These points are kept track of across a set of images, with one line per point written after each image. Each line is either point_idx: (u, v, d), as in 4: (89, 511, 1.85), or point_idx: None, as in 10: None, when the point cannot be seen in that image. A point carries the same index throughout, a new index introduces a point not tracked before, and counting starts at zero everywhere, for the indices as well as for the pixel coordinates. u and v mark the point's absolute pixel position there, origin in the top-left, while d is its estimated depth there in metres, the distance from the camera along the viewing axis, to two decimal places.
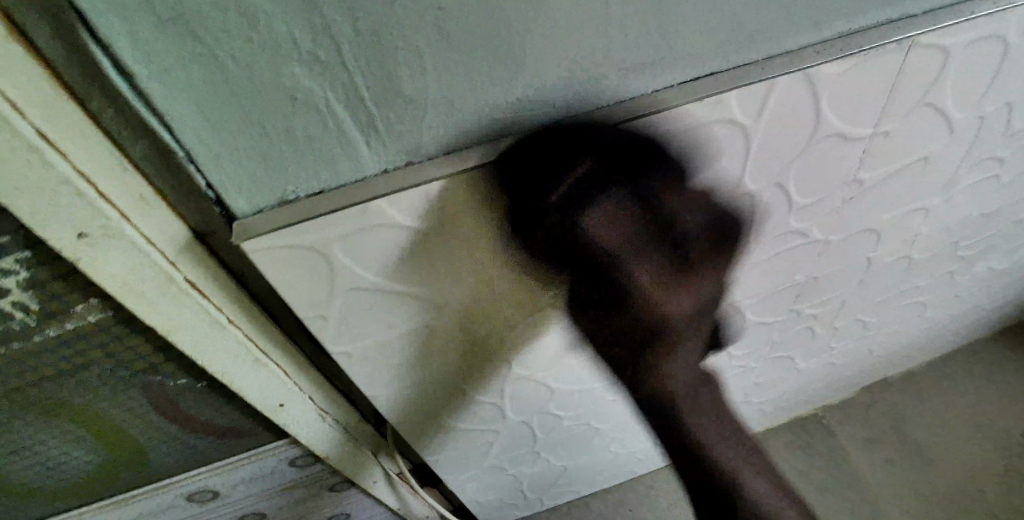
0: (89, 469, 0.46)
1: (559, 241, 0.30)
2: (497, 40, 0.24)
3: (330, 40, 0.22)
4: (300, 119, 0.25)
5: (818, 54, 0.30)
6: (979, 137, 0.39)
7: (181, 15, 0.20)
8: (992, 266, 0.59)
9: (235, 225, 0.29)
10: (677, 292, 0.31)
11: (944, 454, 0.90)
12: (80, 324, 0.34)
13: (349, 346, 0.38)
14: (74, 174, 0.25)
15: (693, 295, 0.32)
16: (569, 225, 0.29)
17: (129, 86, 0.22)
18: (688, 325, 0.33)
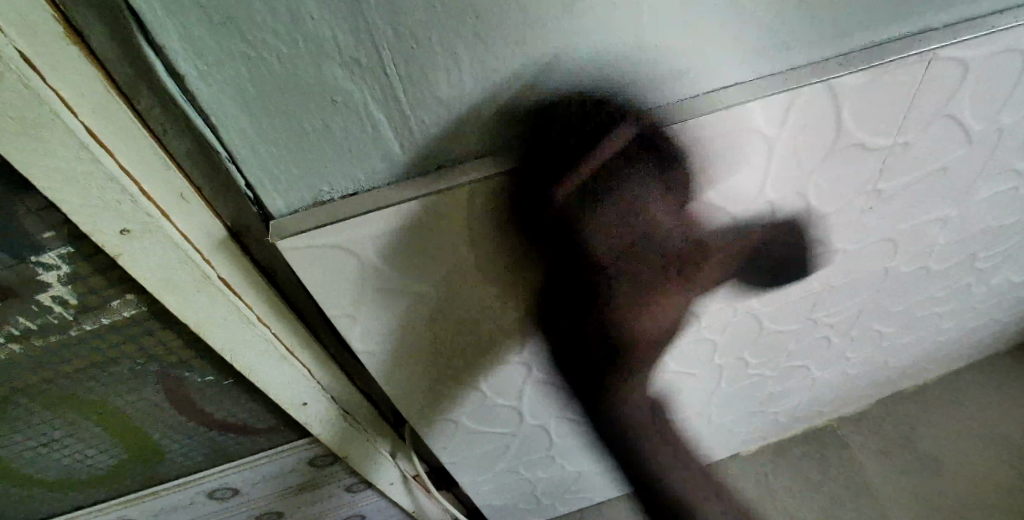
0: (113, 464, 0.47)
1: (561, 225, 0.32)
2: (530, 46, 0.25)
3: (371, 44, 0.23)
4: (339, 121, 0.26)
5: (840, 65, 0.30)
6: (997, 148, 0.39)
7: (233, 18, 0.21)
8: (1009, 278, 0.59)
9: (270, 224, 0.30)
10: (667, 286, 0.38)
11: (960, 467, 0.89)
12: (114, 319, 0.35)
13: (374, 346, 0.39)
14: (119, 171, 0.26)
15: (667, 303, 0.40)
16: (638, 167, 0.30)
17: (177, 87, 0.23)
18: (645, 352, 0.43)
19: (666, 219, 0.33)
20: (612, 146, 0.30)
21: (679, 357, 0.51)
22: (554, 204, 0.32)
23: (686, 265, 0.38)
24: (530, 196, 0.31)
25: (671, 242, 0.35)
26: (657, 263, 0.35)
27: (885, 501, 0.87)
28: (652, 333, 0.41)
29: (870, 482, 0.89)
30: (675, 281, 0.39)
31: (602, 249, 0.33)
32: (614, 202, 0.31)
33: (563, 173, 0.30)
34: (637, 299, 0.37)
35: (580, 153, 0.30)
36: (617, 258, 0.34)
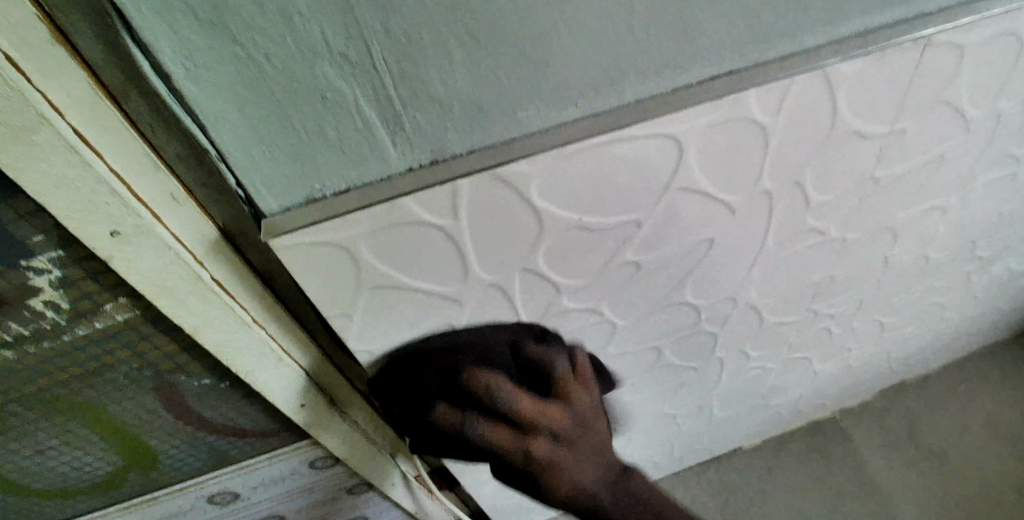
0: (112, 471, 0.46)
1: (450, 394, 0.39)
2: (522, 39, 0.25)
3: (362, 40, 0.23)
4: (330, 119, 0.26)
5: (835, 52, 0.30)
6: (995, 134, 0.39)
7: (220, 15, 0.21)
8: (1009, 267, 0.59)
9: (263, 224, 0.29)
10: (558, 417, 0.39)
11: (962, 457, 0.89)
12: (109, 323, 0.34)
13: (371, 345, 0.38)
14: (109, 174, 0.26)
15: (581, 410, 0.40)
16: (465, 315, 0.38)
17: (166, 86, 0.23)
18: (580, 447, 0.40)
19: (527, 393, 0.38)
20: (607, 136, 0.29)
21: (679, 352, 0.51)
22: (549, 198, 0.32)
23: (567, 386, 0.39)
24: (398, 383, 0.39)
25: (541, 368, 0.39)
26: (537, 404, 0.38)
27: (888, 494, 0.88)
28: (574, 430, 0.40)
29: (874, 475, 0.89)
30: (578, 402, 0.40)
31: (498, 403, 0.38)
32: (473, 379, 0.37)
33: (444, 358, 0.38)
34: (544, 413, 0.38)
35: (576, 144, 0.29)
36: (506, 391, 0.38)
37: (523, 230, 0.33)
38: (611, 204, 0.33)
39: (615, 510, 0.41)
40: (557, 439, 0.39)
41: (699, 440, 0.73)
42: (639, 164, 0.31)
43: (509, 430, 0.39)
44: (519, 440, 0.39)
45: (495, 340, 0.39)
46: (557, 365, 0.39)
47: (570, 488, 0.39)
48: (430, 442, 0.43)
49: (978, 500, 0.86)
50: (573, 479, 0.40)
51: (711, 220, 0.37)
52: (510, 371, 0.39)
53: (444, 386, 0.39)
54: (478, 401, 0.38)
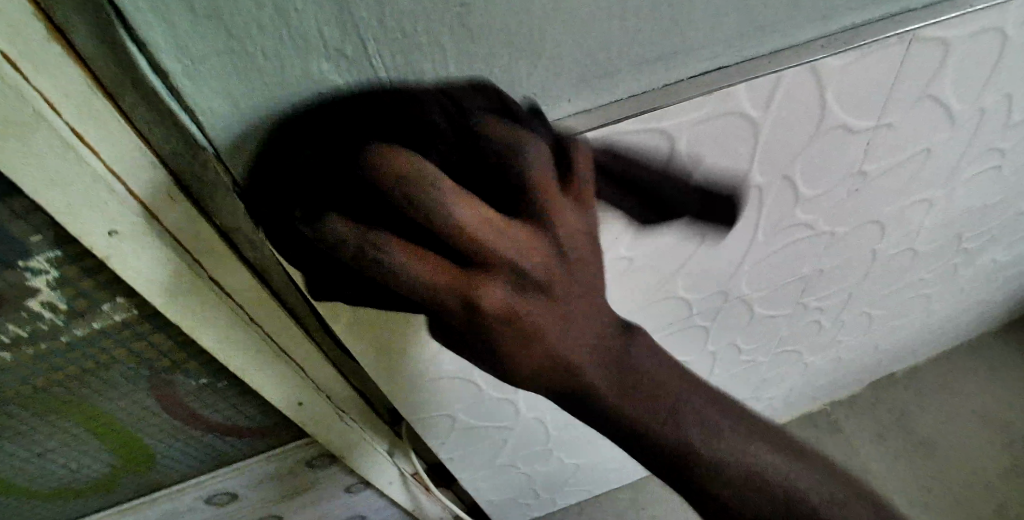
0: (108, 471, 0.46)
1: (361, 215, 0.27)
2: (516, 35, 0.25)
3: (358, 37, 0.23)
4: (327, 116, 0.26)
5: (823, 48, 0.31)
6: (979, 128, 0.40)
7: (218, 14, 0.21)
8: (995, 258, 0.60)
9: (261, 222, 0.30)
10: (530, 248, 0.29)
11: (951, 447, 0.91)
12: (105, 323, 0.34)
13: (368, 343, 0.38)
14: (106, 172, 0.26)
15: (561, 231, 0.31)
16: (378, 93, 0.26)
17: (162, 84, 0.23)
18: (553, 302, 0.32)
19: (480, 209, 0.27)
20: (599, 132, 0.30)
21: (671, 345, 0.51)
22: None
23: (542, 197, 0.29)
24: (291, 190, 0.28)
25: (502, 169, 0.28)
26: (496, 219, 0.28)
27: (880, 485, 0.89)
28: (546, 272, 0.30)
29: (866, 466, 0.90)
30: (559, 218, 0.30)
31: (435, 228, 0.27)
32: (387, 167, 0.26)
33: (351, 135, 0.26)
34: (501, 237, 0.28)
35: (568, 141, 0.30)
36: (442, 198, 0.26)
37: None
38: (604, 200, 0.34)
39: (610, 392, 0.33)
40: (520, 283, 0.30)
41: None
42: (631, 161, 0.32)
43: (455, 264, 0.28)
44: (465, 281, 0.29)
45: (424, 101, 0.26)
46: (528, 162, 0.28)
47: (542, 351, 0.32)
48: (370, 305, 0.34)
49: (966, 488, 0.87)
50: (549, 339, 0.32)
51: (702, 214, 0.38)
52: (453, 172, 0.28)
53: (357, 195, 0.27)
54: (403, 222, 0.27)
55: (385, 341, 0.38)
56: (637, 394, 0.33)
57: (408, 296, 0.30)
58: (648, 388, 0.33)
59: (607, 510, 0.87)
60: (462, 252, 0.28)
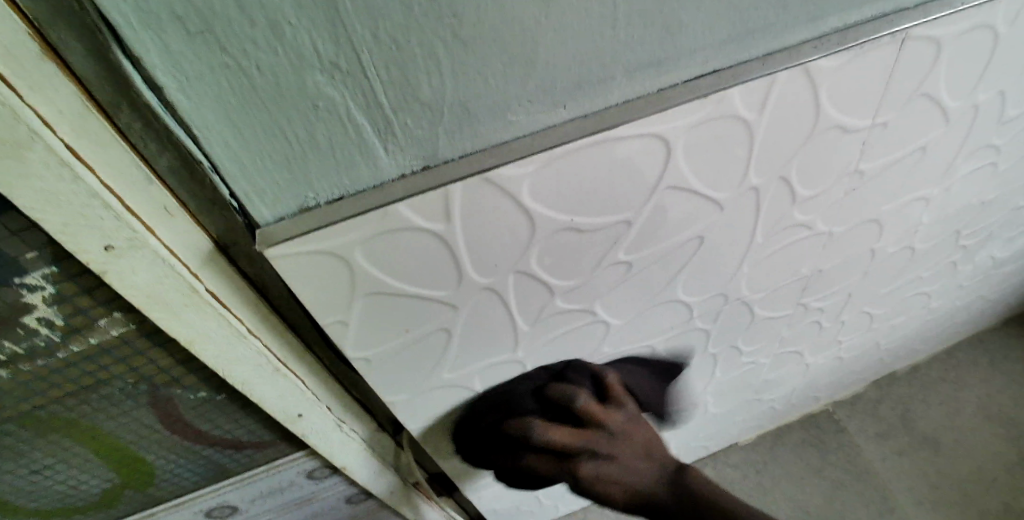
0: (108, 489, 0.46)
1: (519, 449, 0.47)
2: (510, 44, 0.25)
3: (351, 48, 0.23)
4: (322, 128, 0.26)
5: (816, 48, 0.31)
6: (973, 125, 0.40)
7: (211, 29, 0.21)
8: (992, 255, 0.60)
9: (258, 233, 0.29)
10: (598, 440, 0.43)
11: (956, 445, 0.90)
12: (103, 339, 0.34)
13: (367, 354, 0.38)
14: (101, 188, 0.26)
15: (616, 426, 0.43)
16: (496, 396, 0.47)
17: (157, 99, 0.23)
18: (626, 454, 0.43)
19: (559, 429, 0.44)
20: (594, 138, 0.30)
21: (672, 348, 0.51)
22: (541, 200, 0.32)
23: (598, 417, 0.43)
24: (484, 441, 0.50)
25: (569, 398, 0.44)
26: (566, 433, 0.43)
27: (886, 485, 0.88)
28: (611, 444, 0.43)
29: (870, 466, 0.90)
30: (611, 423, 0.43)
31: (547, 461, 0.45)
32: (513, 427, 0.45)
33: (496, 415, 0.48)
34: (575, 441, 0.43)
35: (565, 146, 0.30)
36: (536, 428, 0.44)
37: (514, 234, 0.33)
38: (602, 205, 0.33)
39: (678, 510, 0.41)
40: (599, 456, 0.43)
41: (696, 437, 0.74)
42: (627, 164, 0.32)
43: (575, 486, 0.45)
44: (563, 466, 0.44)
45: (520, 387, 0.46)
46: (575, 398, 0.44)
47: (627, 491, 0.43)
48: (513, 465, 0.48)
49: (972, 486, 0.87)
50: (624, 481, 0.43)
51: (700, 217, 0.37)
52: (541, 406, 0.46)
53: (500, 436, 0.47)
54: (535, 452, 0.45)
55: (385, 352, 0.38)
56: (702, 507, 0.40)
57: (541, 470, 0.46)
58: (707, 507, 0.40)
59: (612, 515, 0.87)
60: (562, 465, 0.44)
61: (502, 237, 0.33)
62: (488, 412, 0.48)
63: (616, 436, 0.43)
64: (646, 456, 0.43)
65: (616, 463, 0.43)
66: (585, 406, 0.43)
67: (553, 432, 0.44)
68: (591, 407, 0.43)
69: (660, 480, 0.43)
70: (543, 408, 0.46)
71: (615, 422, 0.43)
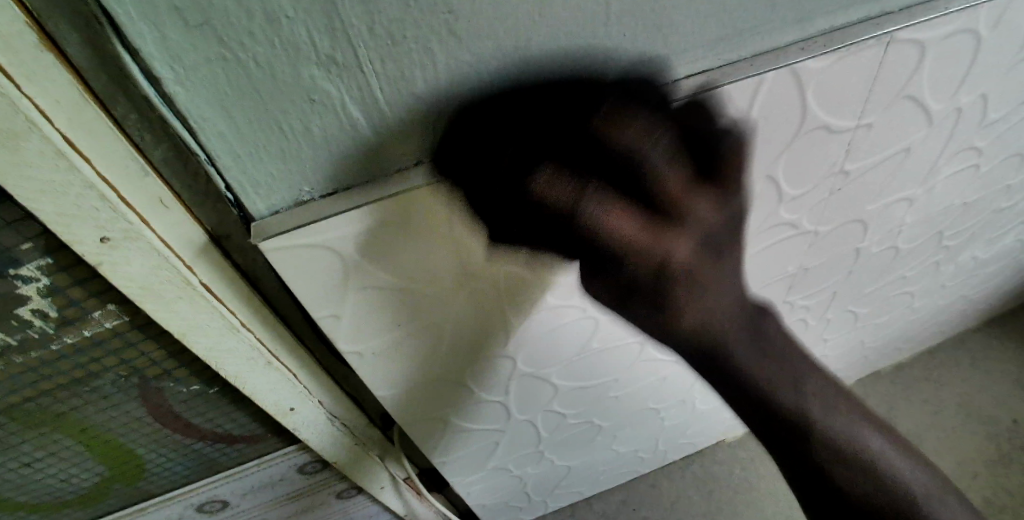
0: (96, 482, 0.46)
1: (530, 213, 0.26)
2: (504, 41, 0.26)
3: (348, 44, 0.24)
4: (318, 121, 0.26)
5: (803, 50, 0.32)
6: (956, 127, 0.41)
7: (210, 22, 0.21)
8: (975, 256, 0.61)
9: (252, 226, 0.30)
10: (680, 244, 0.27)
11: (938, 442, 0.92)
12: (95, 331, 0.34)
13: (360, 347, 0.38)
14: (97, 178, 0.26)
15: (704, 225, 0.27)
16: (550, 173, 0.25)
17: (154, 91, 0.24)
18: (714, 275, 0.28)
19: (631, 202, 0.26)
20: None
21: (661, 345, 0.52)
22: None
23: (683, 201, 0.26)
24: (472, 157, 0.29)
25: (643, 129, 0.25)
26: (636, 221, 0.26)
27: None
28: (699, 255, 0.27)
29: None
30: (695, 211, 0.27)
31: (616, 224, 0.25)
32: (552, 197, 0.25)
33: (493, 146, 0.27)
34: (647, 233, 0.26)
35: None
36: (600, 213, 0.25)
37: None
38: None
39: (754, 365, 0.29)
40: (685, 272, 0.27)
41: (683, 434, 0.75)
42: None
43: (640, 287, 0.27)
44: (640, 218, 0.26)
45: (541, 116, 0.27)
46: (654, 147, 0.25)
47: (698, 316, 0.28)
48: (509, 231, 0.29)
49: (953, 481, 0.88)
50: (704, 312, 0.28)
51: None
52: (585, 158, 0.25)
53: (506, 217, 0.28)
54: (592, 252, 0.26)
55: (378, 347, 0.39)
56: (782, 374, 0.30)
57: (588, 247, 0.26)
58: (783, 359, 0.30)
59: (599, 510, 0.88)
60: (635, 209, 0.26)
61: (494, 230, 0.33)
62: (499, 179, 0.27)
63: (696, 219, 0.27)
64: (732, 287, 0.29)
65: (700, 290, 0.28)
66: (674, 185, 0.26)
67: (618, 183, 0.25)
68: (679, 181, 0.26)
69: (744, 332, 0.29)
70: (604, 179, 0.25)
71: (706, 225, 0.27)
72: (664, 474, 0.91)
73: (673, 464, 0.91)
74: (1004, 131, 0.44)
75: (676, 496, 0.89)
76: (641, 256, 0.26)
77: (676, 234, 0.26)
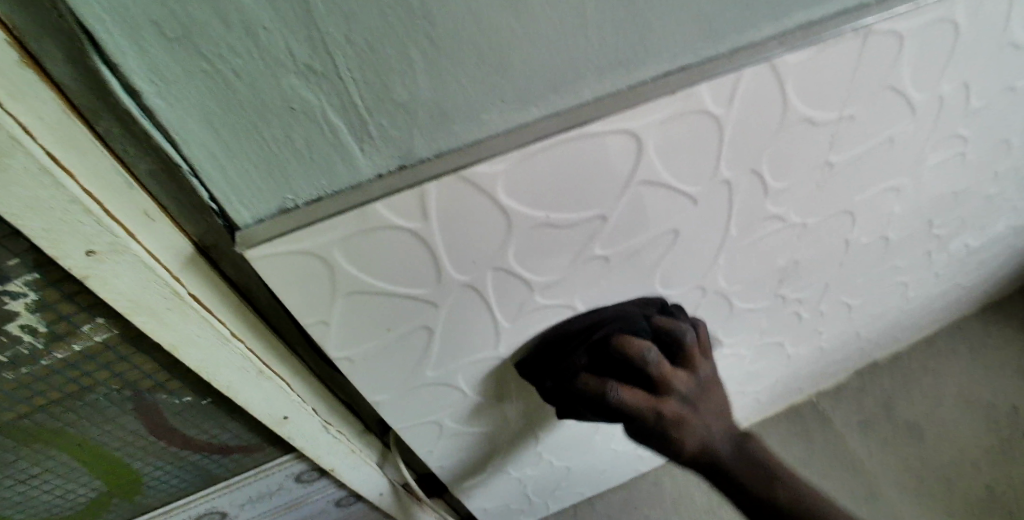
0: (94, 498, 0.46)
1: (582, 397, 0.43)
2: (481, 44, 0.26)
3: (325, 52, 0.24)
4: (299, 130, 0.27)
5: (781, 45, 0.32)
6: (940, 116, 0.41)
7: (187, 34, 0.22)
8: (966, 244, 0.62)
9: (237, 235, 0.30)
10: (672, 406, 0.41)
11: (938, 431, 0.92)
12: (87, 345, 0.34)
13: (351, 353, 0.38)
14: (83, 194, 0.26)
15: (691, 391, 0.41)
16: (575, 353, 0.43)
17: (135, 104, 0.24)
18: (705, 409, 0.42)
19: (637, 387, 0.41)
20: (566, 135, 0.30)
21: None
22: (517, 197, 0.32)
23: (671, 380, 0.41)
24: (546, 360, 0.44)
25: (641, 344, 0.40)
26: (646, 395, 0.41)
27: (872, 474, 0.89)
28: (691, 400, 0.41)
29: (855, 454, 0.91)
30: (684, 384, 0.41)
31: (627, 398, 0.41)
32: (588, 383, 0.42)
33: (557, 342, 0.44)
34: (653, 403, 0.41)
35: (539, 144, 0.30)
36: (619, 391, 0.41)
37: (490, 230, 0.33)
38: (579, 201, 0.34)
39: (737, 466, 0.43)
40: (684, 424, 0.41)
41: None
42: (602, 159, 0.32)
43: (653, 438, 0.42)
44: (650, 401, 0.41)
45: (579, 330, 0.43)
46: (649, 357, 0.40)
47: (696, 445, 0.41)
48: (566, 387, 0.43)
49: (954, 470, 0.88)
50: (701, 436, 0.41)
51: (674, 211, 0.38)
52: (607, 356, 0.42)
53: (568, 393, 0.44)
54: (622, 417, 0.42)
55: (369, 353, 0.38)
56: (756, 473, 0.43)
57: (614, 416, 0.42)
58: (756, 460, 0.43)
59: (600, 510, 0.88)
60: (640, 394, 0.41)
61: (477, 231, 0.33)
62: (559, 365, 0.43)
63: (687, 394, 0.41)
64: (719, 416, 0.43)
65: (694, 428, 0.41)
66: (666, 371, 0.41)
67: (630, 371, 0.41)
68: (668, 369, 0.41)
69: (728, 443, 0.43)
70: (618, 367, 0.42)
71: (690, 384, 0.41)
72: (665, 472, 0.90)
73: (673, 462, 0.91)
74: (989, 118, 0.44)
75: (678, 494, 0.89)
76: (653, 417, 0.41)
77: (668, 401, 0.41)
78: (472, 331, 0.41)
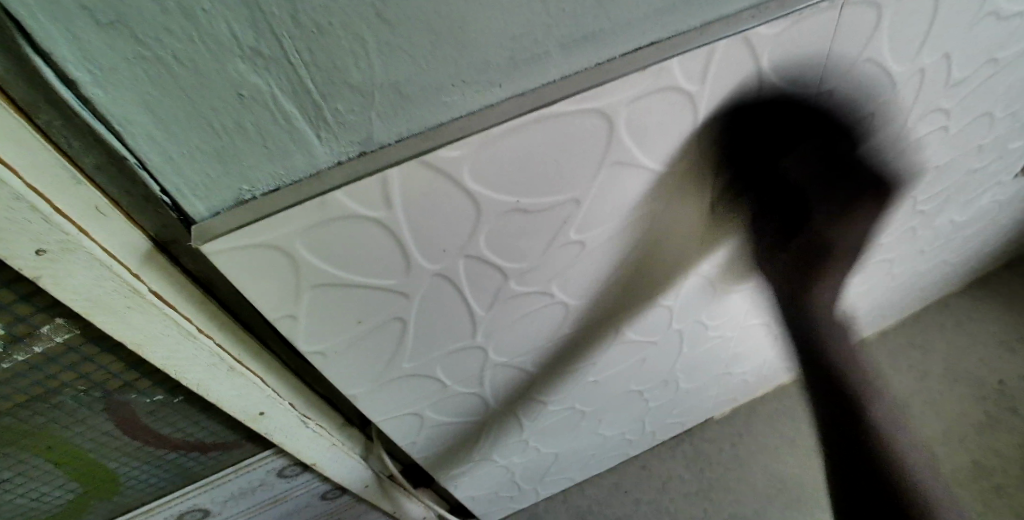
0: (70, 500, 0.45)
1: (775, 183, 0.41)
2: (436, 22, 0.25)
3: (271, 35, 0.23)
4: (249, 116, 0.25)
5: (754, 17, 0.31)
6: (922, 87, 0.40)
7: (121, 20, 0.20)
8: (952, 219, 0.61)
9: (193, 229, 0.29)
10: (830, 208, 0.42)
11: (924, 405, 0.92)
12: (48, 347, 0.33)
13: (323, 347, 0.37)
14: (27, 189, 0.25)
15: (858, 225, 0.42)
16: (803, 152, 0.39)
17: (73, 95, 0.23)
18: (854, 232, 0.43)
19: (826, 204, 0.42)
20: (532, 117, 0.29)
21: (637, 326, 0.51)
22: (484, 182, 0.31)
23: (848, 211, 0.42)
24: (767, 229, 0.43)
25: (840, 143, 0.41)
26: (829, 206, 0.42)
27: None
28: (863, 222, 0.42)
29: None
30: (860, 221, 0.42)
31: (811, 168, 0.40)
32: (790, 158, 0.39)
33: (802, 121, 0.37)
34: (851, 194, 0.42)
35: (503, 126, 0.29)
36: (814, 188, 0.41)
37: (459, 216, 0.32)
38: (549, 186, 0.33)
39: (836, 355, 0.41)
40: (843, 219, 0.42)
41: (670, 413, 0.75)
42: (572, 141, 0.31)
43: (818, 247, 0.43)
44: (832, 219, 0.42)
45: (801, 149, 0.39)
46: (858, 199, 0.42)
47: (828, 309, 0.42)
48: (767, 170, 0.40)
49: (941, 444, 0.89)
50: (831, 285, 0.43)
51: (650, 193, 0.37)
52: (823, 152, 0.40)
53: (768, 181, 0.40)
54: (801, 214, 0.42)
55: (342, 346, 0.38)
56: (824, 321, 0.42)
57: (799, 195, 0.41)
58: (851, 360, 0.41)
59: (591, 495, 0.89)
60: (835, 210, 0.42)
61: (444, 219, 0.32)
62: (772, 159, 0.39)
63: (852, 227, 0.42)
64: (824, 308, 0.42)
65: (840, 226, 0.42)
66: (854, 222, 0.42)
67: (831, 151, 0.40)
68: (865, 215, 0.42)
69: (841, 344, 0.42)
70: (825, 168, 0.40)
71: (863, 225, 0.42)
72: (655, 456, 0.91)
73: (663, 445, 0.91)
74: (972, 89, 0.43)
75: (668, 477, 0.89)
76: (834, 249, 0.43)
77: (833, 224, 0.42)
78: (449, 322, 0.40)
